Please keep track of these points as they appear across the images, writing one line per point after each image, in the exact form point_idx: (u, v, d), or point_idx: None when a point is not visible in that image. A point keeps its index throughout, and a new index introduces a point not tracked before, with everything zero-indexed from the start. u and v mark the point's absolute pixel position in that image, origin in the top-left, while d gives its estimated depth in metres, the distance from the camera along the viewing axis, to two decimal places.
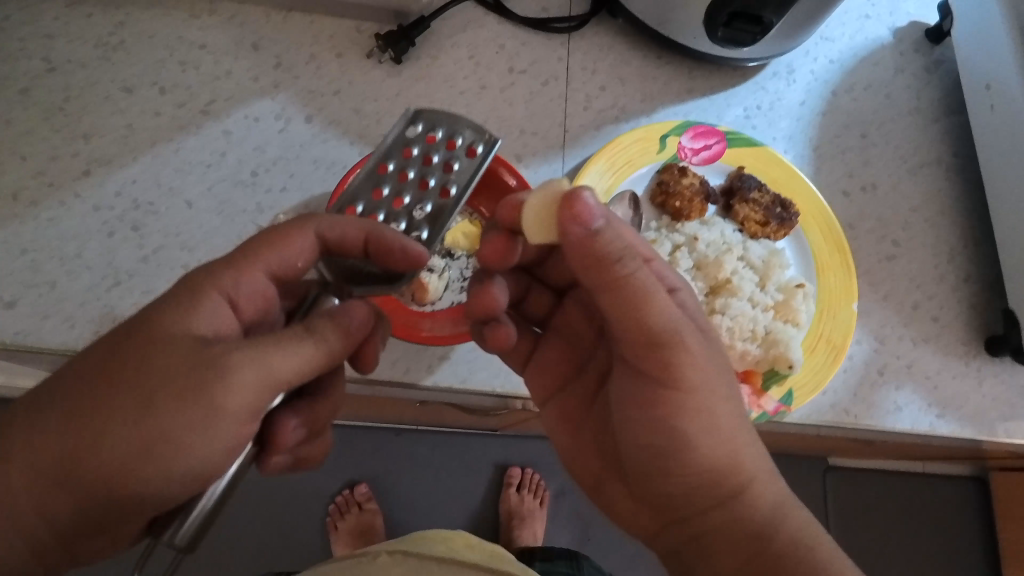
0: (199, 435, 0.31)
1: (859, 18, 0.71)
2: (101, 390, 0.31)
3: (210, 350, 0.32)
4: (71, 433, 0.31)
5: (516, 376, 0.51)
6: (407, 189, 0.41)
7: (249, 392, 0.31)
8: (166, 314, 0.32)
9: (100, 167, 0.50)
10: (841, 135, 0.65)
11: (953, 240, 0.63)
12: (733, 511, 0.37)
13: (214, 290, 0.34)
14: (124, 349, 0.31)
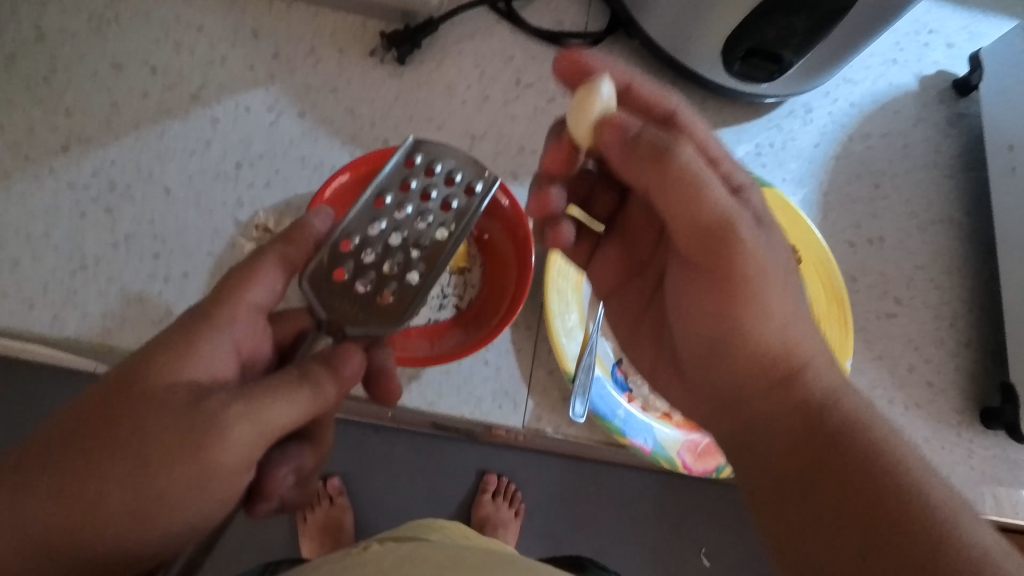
0: (200, 493, 0.29)
1: (884, 63, 0.69)
2: (91, 452, 0.29)
3: (202, 406, 0.29)
4: (58, 506, 0.28)
5: (486, 403, 0.48)
6: (403, 226, 0.37)
7: (246, 448, 0.29)
8: (152, 365, 0.30)
9: (79, 144, 0.49)
10: (852, 182, 0.63)
11: (956, 303, 0.61)
12: (834, 443, 0.33)
13: (209, 335, 0.32)
14: (112, 406, 0.29)
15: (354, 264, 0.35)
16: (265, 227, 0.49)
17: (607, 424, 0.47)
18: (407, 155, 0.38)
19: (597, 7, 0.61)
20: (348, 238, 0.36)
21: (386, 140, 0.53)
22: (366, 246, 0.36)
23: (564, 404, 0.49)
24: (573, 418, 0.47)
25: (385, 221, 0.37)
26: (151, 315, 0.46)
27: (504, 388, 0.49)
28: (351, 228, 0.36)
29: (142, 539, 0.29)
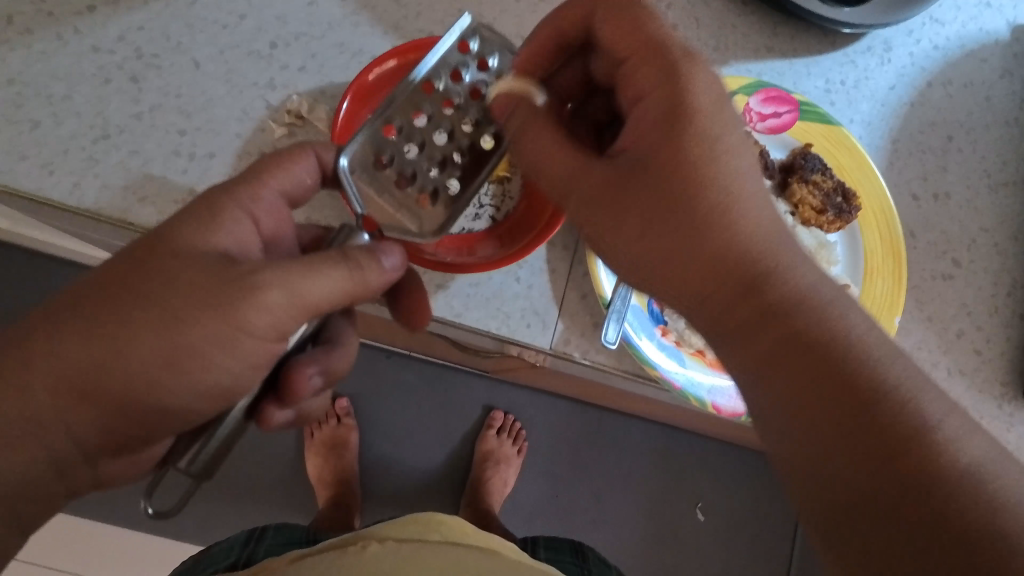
0: (228, 350, 0.31)
1: (977, 5, 0.62)
2: (126, 303, 0.30)
3: (234, 269, 0.31)
4: (95, 347, 0.30)
5: (514, 320, 0.46)
6: (445, 119, 0.38)
7: (272, 314, 0.30)
8: (184, 227, 0.32)
9: (104, 5, 0.45)
10: (924, 132, 0.58)
11: (1017, 272, 0.57)
12: (867, 413, 0.29)
13: (237, 207, 0.33)
14: (146, 263, 0.31)
15: (394, 155, 0.37)
16: (297, 114, 0.45)
17: (636, 351, 0.45)
18: (462, 39, 0.38)
19: None
20: (393, 126, 0.37)
21: (431, 34, 0.49)
22: (410, 138, 0.37)
23: (594, 330, 0.47)
24: (602, 342, 0.45)
25: (429, 114, 0.38)
26: (173, 194, 0.43)
27: (533, 307, 0.46)
28: (396, 114, 0.37)
29: (172, 388, 0.31)
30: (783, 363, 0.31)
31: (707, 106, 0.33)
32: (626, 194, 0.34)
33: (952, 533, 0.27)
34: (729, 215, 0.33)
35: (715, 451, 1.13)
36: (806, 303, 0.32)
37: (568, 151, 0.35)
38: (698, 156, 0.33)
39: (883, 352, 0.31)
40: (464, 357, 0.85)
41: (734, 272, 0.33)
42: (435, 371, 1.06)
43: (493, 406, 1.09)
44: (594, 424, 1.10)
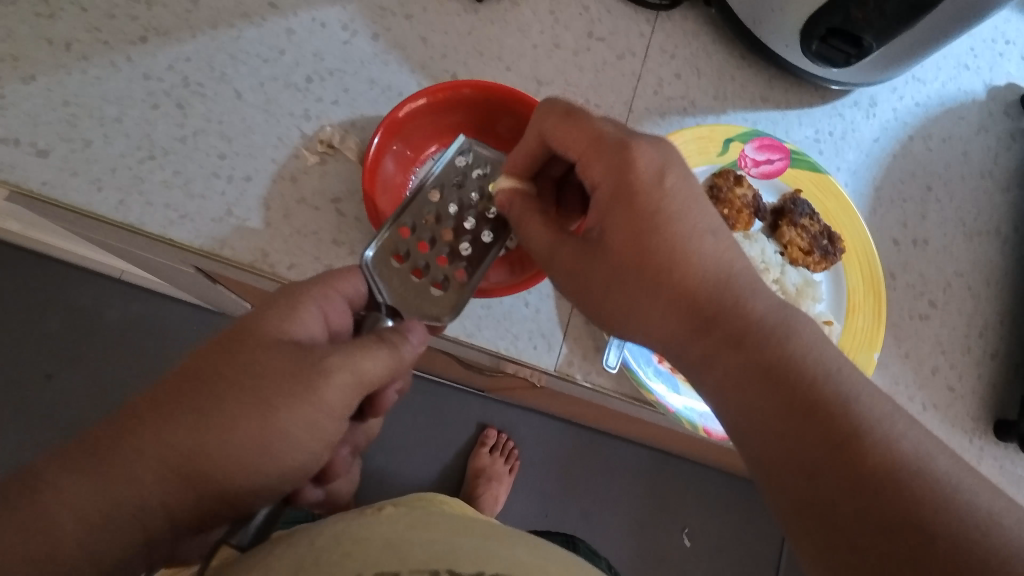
0: (312, 428, 0.33)
1: (955, 67, 0.68)
2: (220, 392, 0.32)
3: (312, 355, 0.34)
4: (191, 437, 0.31)
5: (522, 341, 0.49)
6: (449, 223, 0.44)
7: (346, 392, 0.34)
8: (265, 320, 0.35)
9: (156, 36, 0.49)
10: (906, 181, 0.63)
11: (989, 314, 0.61)
12: (820, 417, 0.34)
13: (312, 303, 0.37)
14: (234, 355, 0.33)
15: (409, 250, 0.42)
16: (329, 143, 0.49)
17: (634, 374, 0.49)
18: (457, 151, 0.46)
19: None
20: (406, 226, 0.42)
21: (454, 75, 0.54)
22: (422, 234, 0.43)
23: (596, 354, 0.50)
24: (604, 366, 0.49)
25: (433, 216, 0.44)
26: (211, 212, 0.47)
27: (540, 330, 0.50)
28: (407, 216, 0.42)
29: (259, 472, 0.33)
30: (746, 385, 0.36)
31: (653, 180, 0.39)
32: (597, 263, 0.40)
33: (911, 527, 0.31)
34: (684, 266, 0.39)
35: (700, 475, 1.17)
36: (765, 331, 0.37)
37: (548, 228, 0.42)
38: (650, 225, 0.39)
39: (833, 369, 0.36)
40: (464, 374, 0.88)
41: (697, 313, 0.38)
42: (432, 389, 1.11)
43: (487, 424, 1.12)
44: (585, 445, 1.14)
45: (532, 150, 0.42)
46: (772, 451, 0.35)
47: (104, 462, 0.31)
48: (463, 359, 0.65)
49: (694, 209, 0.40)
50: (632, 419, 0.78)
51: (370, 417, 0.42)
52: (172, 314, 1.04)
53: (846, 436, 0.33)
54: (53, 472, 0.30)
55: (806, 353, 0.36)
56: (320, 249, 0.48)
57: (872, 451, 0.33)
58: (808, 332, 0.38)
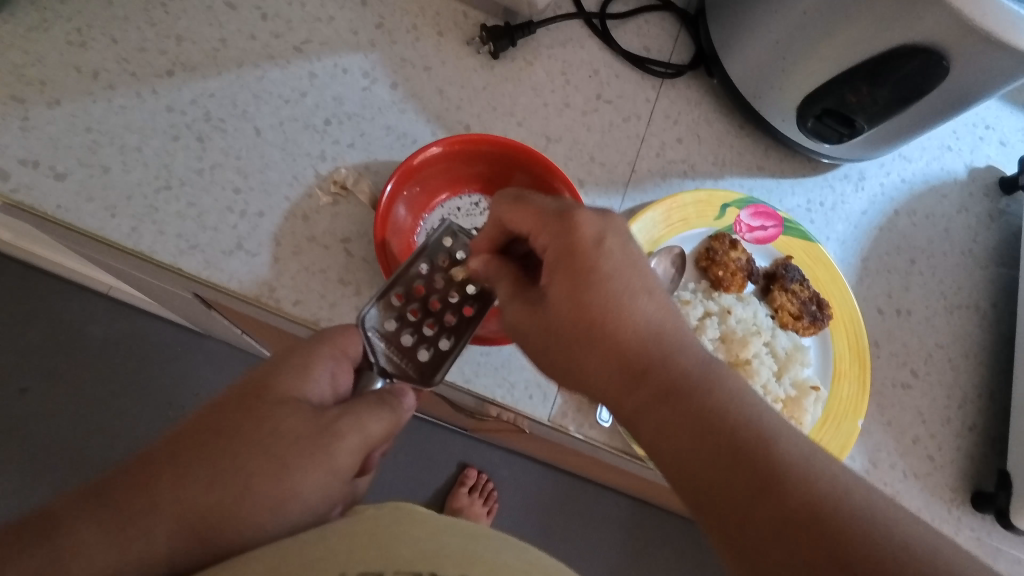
0: (323, 490, 0.35)
1: (939, 148, 0.71)
2: (239, 448, 0.35)
3: (324, 417, 0.37)
4: (210, 493, 0.33)
5: (518, 390, 0.50)
6: (432, 295, 0.45)
7: (354, 452, 0.37)
8: (282, 378, 0.38)
9: (183, 71, 0.51)
10: (891, 254, 0.65)
11: (968, 387, 0.63)
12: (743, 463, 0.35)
13: (324, 364, 0.39)
14: (255, 413, 0.36)
15: (397, 317, 0.44)
16: (343, 184, 0.51)
17: (627, 431, 0.50)
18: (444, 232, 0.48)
19: (685, 40, 0.64)
20: (400, 293, 0.45)
21: (468, 126, 0.56)
22: (413, 302, 0.45)
23: (589, 406, 0.51)
24: (597, 420, 0.51)
25: (426, 287, 0.45)
26: (222, 244, 0.47)
27: (537, 380, 0.51)
28: (399, 286, 0.45)
29: (269, 532, 0.34)
30: (676, 434, 0.37)
31: (593, 243, 0.41)
32: (543, 320, 0.42)
33: (846, 564, 0.31)
34: (618, 320, 0.40)
35: (678, 527, 1.16)
36: (691, 386, 0.38)
37: (504, 289, 0.43)
38: (590, 285, 0.40)
39: (757, 418, 0.37)
40: (449, 413, 0.88)
41: (628, 368, 0.39)
42: (415, 424, 1.10)
43: (468, 464, 1.11)
44: (565, 490, 1.13)
45: (490, 235, 0.46)
46: (708, 499, 0.35)
47: (122, 512, 0.31)
48: (455, 401, 0.65)
49: (631, 271, 0.41)
50: (616, 469, 0.78)
51: (360, 480, 0.42)
52: (157, 333, 1.03)
53: (772, 478, 0.34)
54: (68, 518, 0.30)
55: (731, 404, 0.37)
56: (326, 287, 0.49)
57: (798, 494, 0.33)
58: (731, 383, 0.39)
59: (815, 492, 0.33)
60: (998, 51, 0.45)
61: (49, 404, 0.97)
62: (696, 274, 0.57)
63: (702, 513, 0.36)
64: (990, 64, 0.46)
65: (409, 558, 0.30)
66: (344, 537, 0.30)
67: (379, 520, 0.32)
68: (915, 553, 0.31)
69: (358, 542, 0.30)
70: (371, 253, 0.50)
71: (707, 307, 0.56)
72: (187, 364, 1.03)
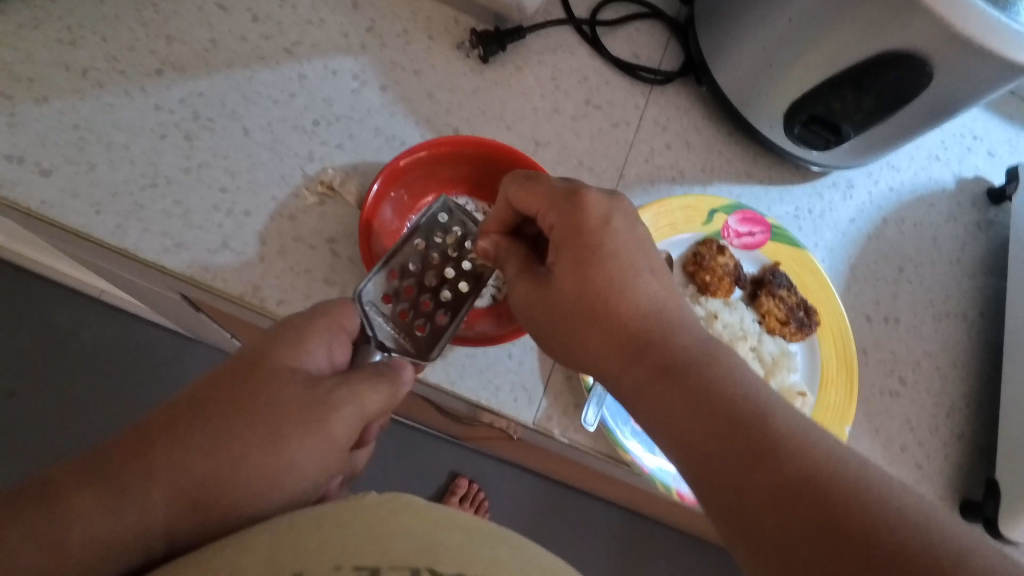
0: (318, 461, 0.36)
1: (927, 157, 0.72)
2: (235, 418, 0.35)
3: (320, 387, 0.38)
4: (206, 461, 0.33)
5: (503, 393, 0.50)
6: (428, 271, 0.48)
7: (351, 422, 0.38)
8: (278, 350, 0.38)
9: (173, 71, 0.51)
10: (879, 262, 0.65)
11: (956, 395, 0.63)
12: (739, 432, 0.36)
13: (320, 337, 0.40)
14: (249, 384, 0.36)
15: (394, 292, 0.45)
16: (329, 185, 0.51)
17: (611, 434, 0.50)
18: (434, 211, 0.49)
19: (674, 48, 0.65)
20: (395, 269, 0.46)
21: (457, 129, 0.56)
22: (409, 278, 0.46)
23: (575, 410, 0.51)
24: (582, 425, 0.49)
25: (420, 264, 0.48)
26: (207, 242, 0.47)
27: (522, 383, 0.50)
28: (395, 261, 0.46)
29: (265, 502, 0.34)
30: (676, 405, 0.38)
31: (600, 222, 0.42)
32: (549, 298, 0.43)
33: (836, 527, 0.31)
34: (621, 297, 0.41)
35: (671, 539, 1.15)
36: (690, 362, 0.39)
37: (514, 266, 0.45)
38: (594, 263, 0.41)
39: (754, 391, 0.37)
40: (439, 420, 0.88)
41: (629, 343, 0.41)
42: (406, 432, 1.10)
43: (459, 473, 1.10)
44: (557, 501, 1.12)
45: (500, 216, 0.46)
46: (703, 468, 0.36)
47: (117, 481, 0.31)
48: (444, 407, 0.65)
49: (636, 252, 0.42)
50: (606, 478, 0.78)
51: (358, 451, 0.44)
52: (147, 339, 1.06)
53: (766, 446, 0.35)
54: (60, 487, 0.30)
55: (728, 379, 0.38)
56: (312, 286, 0.48)
57: (793, 460, 0.34)
58: (729, 361, 0.39)
59: (809, 459, 0.34)
60: (980, 58, 0.45)
61: (38, 407, 0.99)
62: (683, 279, 0.58)
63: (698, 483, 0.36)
64: (974, 72, 0.46)
65: (404, 554, 0.29)
66: (338, 529, 0.29)
67: (375, 511, 0.31)
68: (906, 515, 0.31)
69: (352, 536, 0.29)
70: (357, 253, 0.50)
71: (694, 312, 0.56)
72: (176, 369, 1.06)
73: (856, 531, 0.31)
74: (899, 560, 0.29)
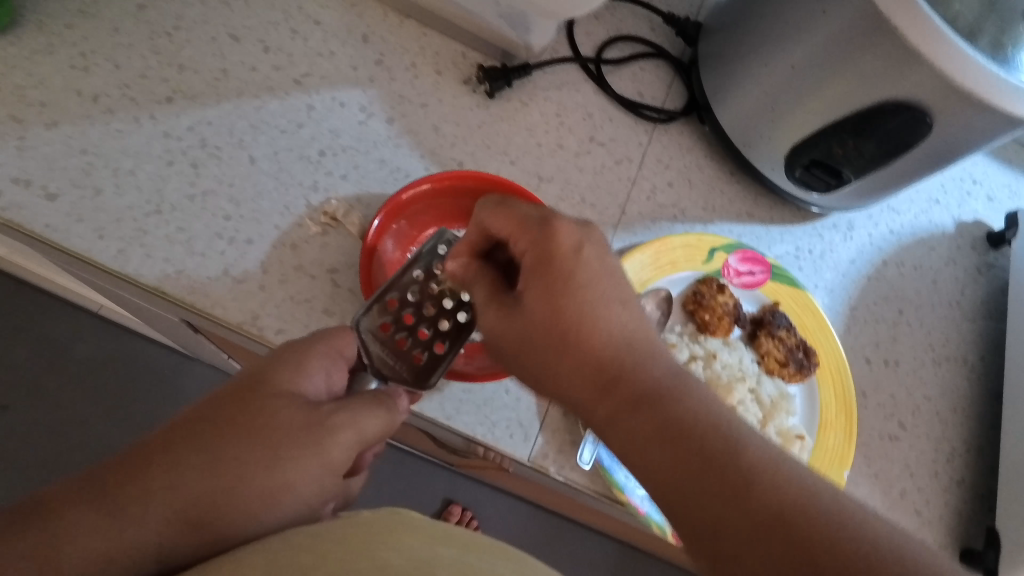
0: (316, 484, 0.36)
1: (927, 201, 0.72)
2: (234, 439, 0.35)
3: (319, 411, 0.38)
4: (203, 482, 0.33)
5: (499, 429, 0.49)
6: (427, 299, 0.47)
7: (348, 448, 0.38)
8: (278, 372, 0.38)
9: (183, 98, 0.52)
10: (879, 304, 0.65)
11: (956, 441, 0.62)
12: (715, 467, 0.35)
13: (320, 360, 0.40)
14: (248, 406, 0.37)
15: (392, 319, 0.46)
16: (333, 216, 0.51)
17: (607, 474, 0.49)
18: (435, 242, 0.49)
19: (678, 88, 0.65)
20: (394, 297, 0.46)
21: (461, 163, 0.57)
22: (407, 306, 0.46)
23: (571, 448, 0.51)
24: (578, 462, 0.49)
25: (418, 293, 0.47)
26: (208, 270, 0.47)
27: (519, 419, 0.50)
28: (394, 290, 0.46)
29: (260, 525, 0.34)
30: (648, 438, 0.37)
31: (571, 251, 0.42)
32: (518, 328, 0.41)
33: (821, 567, 0.31)
34: (591, 328, 0.40)
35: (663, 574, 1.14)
36: (663, 393, 0.38)
37: (481, 291, 0.44)
38: (567, 292, 0.41)
39: (725, 421, 0.37)
40: (434, 448, 0.87)
41: (599, 374, 0.39)
42: (401, 457, 1.09)
43: (453, 500, 1.09)
44: (550, 531, 1.11)
45: (472, 239, 0.45)
46: (688, 509, 0.34)
47: (115, 499, 0.32)
48: (439, 438, 0.65)
49: (606, 280, 0.42)
50: (599, 514, 0.77)
51: (354, 478, 0.44)
52: (144, 355, 1.06)
53: (747, 486, 0.34)
54: (60, 504, 0.31)
55: (700, 409, 0.37)
56: (311, 317, 0.48)
57: (768, 496, 0.33)
58: (700, 392, 0.39)
59: (787, 494, 0.33)
60: (980, 110, 0.46)
61: (31, 421, 0.99)
62: (682, 317, 0.58)
63: (677, 521, 0.35)
64: (973, 122, 0.47)
65: (402, 563, 0.27)
66: (335, 543, 0.29)
67: (376, 527, 0.31)
68: (882, 552, 0.31)
69: (348, 548, 0.28)
70: (357, 284, 0.50)
71: (692, 351, 0.56)
72: (171, 388, 1.05)
73: (839, 571, 0.30)
74: None
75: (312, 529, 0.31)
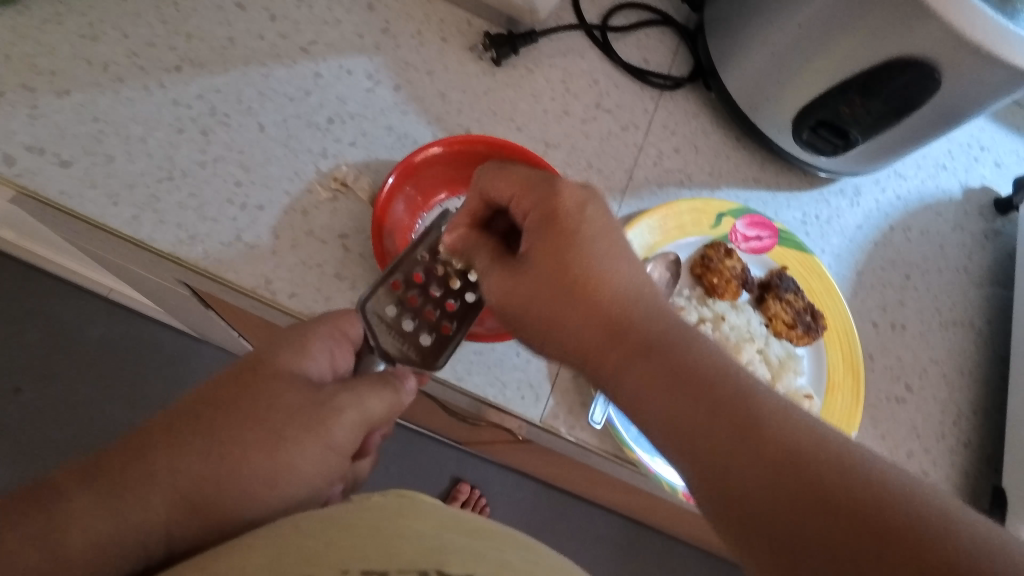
0: (319, 463, 0.38)
1: (934, 167, 0.72)
2: (237, 420, 0.36)
3: (321, 393, 0.39)
4: (206, 465, 0.35)
5: (510, 390, 0.50)
6: (433, 280, 0.45)
7: (351, 428, 0.39)
8: (280, 355, 0.39)
9: (191, 67, 0.52)
10: (886, 268, 0.66)
11: (963, 403, 0.63)
12: (722, 412, 0.35)
13: (323, 343, 0.41)
14: (250, 388, 0.38)
15: (399, 301, 0.44)
16: (343, 181, 0.51)
17: (617, 434, 0.50)
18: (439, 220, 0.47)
19: (684, 54, 0.65)
20: (399, 279, 0.44)
21: (468, 129, 0.57)
22: (413, 288, 0.45)
23: (581, 409, 0.51)
24: (589, 421, 0.50)
25: (425, 274, 0.45)
26: (220, 235, 0.48)
27: (529, 381, 0.51)
28: (399, 271, 0.44)
29: (265, 508, 0.35)
30: (656, 387, 0.37)
31: (575, 207, 0.42)
32: (524, 285, 0.41)
33: (828, 502, 0.31)
34: (597, 282, 0.41)
35: (670, 549, 1.16)
36: (670, 342, 0.39)
37: (483, 257, 0.43)
38: (573, 248, 0.41)
39: (731, 368, 0.38)
40: (443, 422, 0.88)
41: (607, 327, 0.40)
42: (409, 435, 1.10)
43: (462, 478, 1.11)
44: (558, 508, 1.12)
45: (471, 207, 0.45)
46: (693, 457, 0.35)
47: (120, 484, 0.33)
48: (447, 405, 0.66)
49: (609, 235, 0.42)
50: (605, 484, 0.78)
51: (360, 460, 0.46)
52: (154, 338, 1.07)
53: (752, 430, 0.34)
54: (67, 488, 0.32)
55: (705, 357, 0.38)
56: (322, 281, 0.49)
57: (774, 437, 0.34)
58: (705, 343, 0.39)
59: (797, 436, 0.34)
60: (988, 64, 0.46)
61: (43, 401, 1.00)
62: (690, 281, 0.58)
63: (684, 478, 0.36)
64: (980, 77, 0.47)
65: (412, 557, 0.28)
66: (344, 533, 0.29)
67: (382, 511, 0.31)
68: (890, 486, 0.31)
69: (360, 538, 0.28)
70: (368, 249, 0.50)
71: (700, 313, 0.56)
72: (181, 370, 1.06)
73: (845, 504, 0.31)
74: (885, 524, 0.30)
75: (320, 514, 0.31)
